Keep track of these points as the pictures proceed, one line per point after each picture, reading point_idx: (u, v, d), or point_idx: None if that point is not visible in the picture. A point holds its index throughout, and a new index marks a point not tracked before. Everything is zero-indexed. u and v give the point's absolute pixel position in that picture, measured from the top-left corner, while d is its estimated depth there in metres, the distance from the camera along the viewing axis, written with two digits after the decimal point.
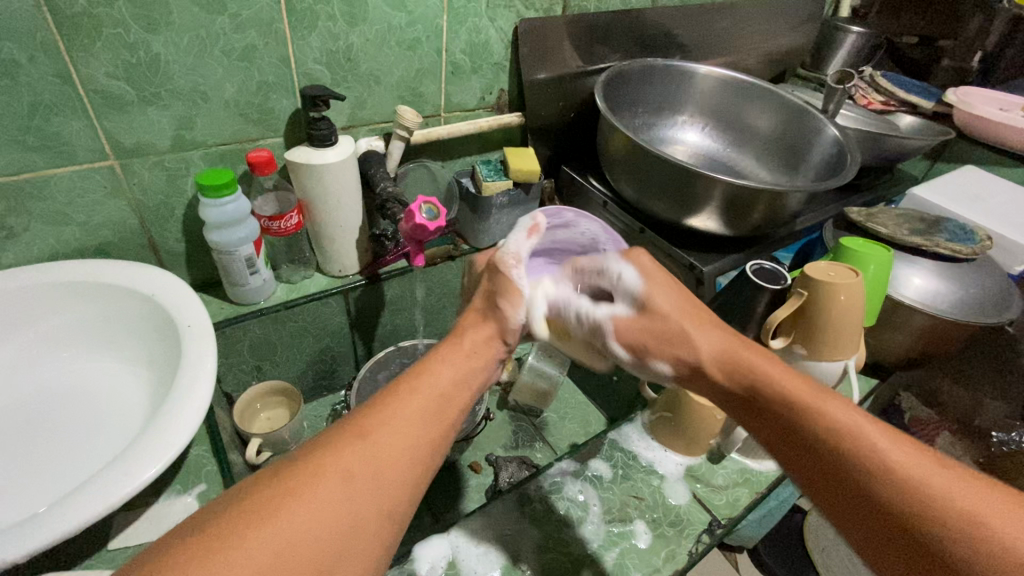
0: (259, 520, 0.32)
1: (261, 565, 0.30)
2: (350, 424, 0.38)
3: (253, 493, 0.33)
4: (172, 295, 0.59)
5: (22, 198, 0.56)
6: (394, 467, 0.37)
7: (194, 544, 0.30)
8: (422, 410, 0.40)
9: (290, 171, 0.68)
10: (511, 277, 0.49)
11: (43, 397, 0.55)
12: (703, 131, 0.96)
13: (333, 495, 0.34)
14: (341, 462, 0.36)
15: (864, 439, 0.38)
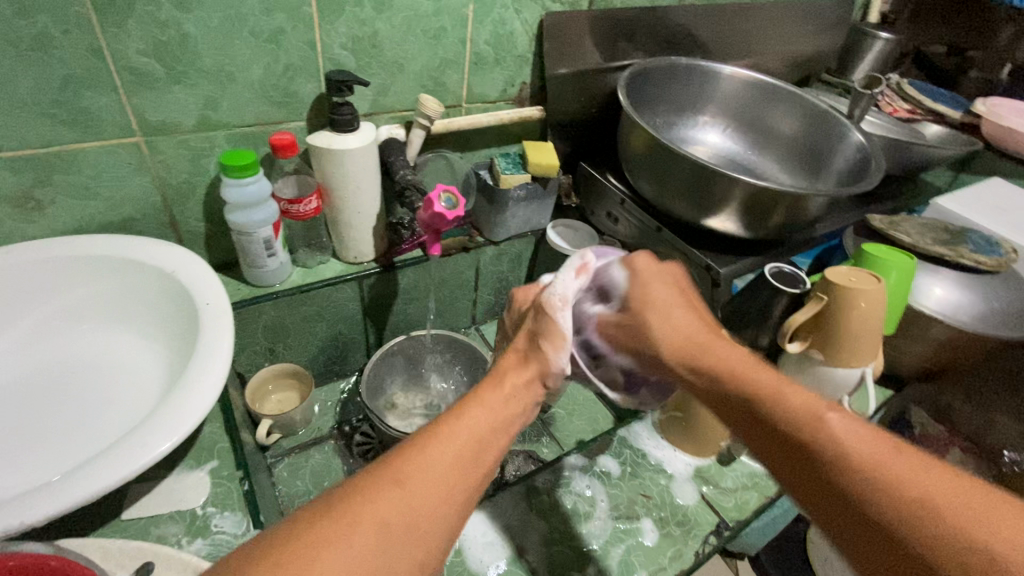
0: (293, 571, 0.30)
1: None
2: (389, 465, 0.37)
3: (286, 541, 0.31)
4: (191, 273, 0.59)
5: (51, 171, 0.57)
6: (430, 515, 0.36)
7: None
8: (460, 457, 0.39)
9: (312, 155, 0.68)
10: (557, 321, 0.47)
11: (62, 367, 0.56)
12: (725, 131, 0.95)
13: (369, 543, 0.33)
14: (378, 510, 0.34)
15: (820, 427, 0.38)
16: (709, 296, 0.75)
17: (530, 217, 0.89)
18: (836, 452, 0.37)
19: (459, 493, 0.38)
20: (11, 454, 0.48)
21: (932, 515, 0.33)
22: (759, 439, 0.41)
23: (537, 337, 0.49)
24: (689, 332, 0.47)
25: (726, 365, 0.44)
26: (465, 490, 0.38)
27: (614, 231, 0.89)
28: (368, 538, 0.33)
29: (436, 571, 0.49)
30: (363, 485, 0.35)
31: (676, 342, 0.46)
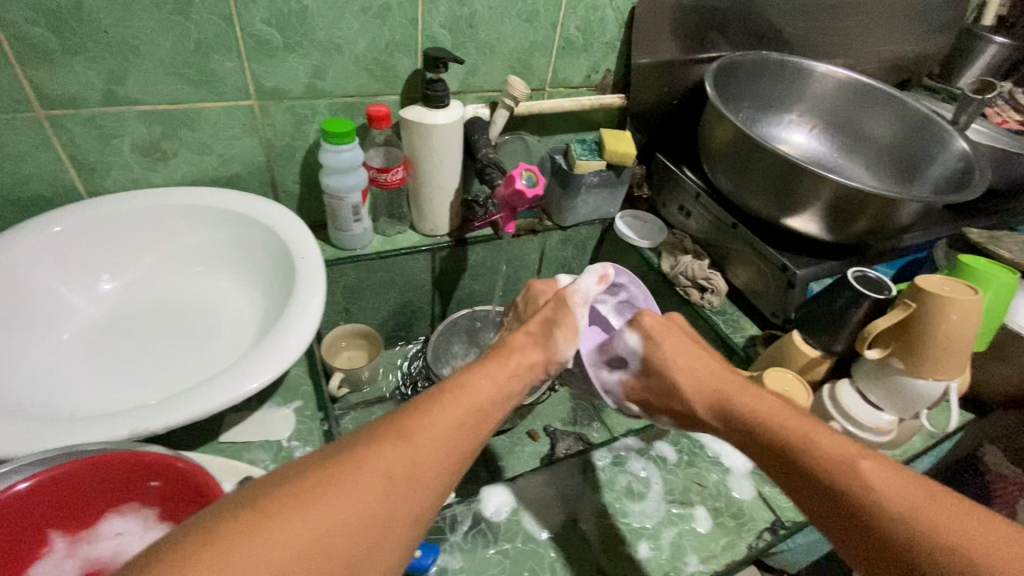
0: (299, 503, 0.31)
1: (298, 550, 0.29)
2: (395, 420, 0.38)
3: (296, 478, 0.32)
4: (289, 228, 0.64)
5: (179, 125, 0.63)
6: (433, 468, 0.37)
7: (241, 521, 0.29)
8: (461, 421, 0.40)
9: (402, 128, 0.72)
10: (574, 316, 0.57)
11: (173, 303, 0.62)
12: (812, 132, 0.91)
13: (375, 490, 0.33)
14: (386, 460, 0.35)
15: (846, 466, 0.39)
16: (781, 297, 0.74)
17: (600, 205, 0.90)
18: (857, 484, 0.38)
19: (457, 456, 0.39)
20: (133, 372, 0.55)
21: (942, 540, 0.35)
22: (783, 474, 0.43)
23: (553, 326, 0.55)
24: (712, 380, 0.51)
25: (750, 406, 0.47)
26: (463, 451, 0.40)
27: (685, 225, 0.88)
28: (373, 486, 0.33)
29: (494, 525, 0.51)
30: (370, 437, 0.36)
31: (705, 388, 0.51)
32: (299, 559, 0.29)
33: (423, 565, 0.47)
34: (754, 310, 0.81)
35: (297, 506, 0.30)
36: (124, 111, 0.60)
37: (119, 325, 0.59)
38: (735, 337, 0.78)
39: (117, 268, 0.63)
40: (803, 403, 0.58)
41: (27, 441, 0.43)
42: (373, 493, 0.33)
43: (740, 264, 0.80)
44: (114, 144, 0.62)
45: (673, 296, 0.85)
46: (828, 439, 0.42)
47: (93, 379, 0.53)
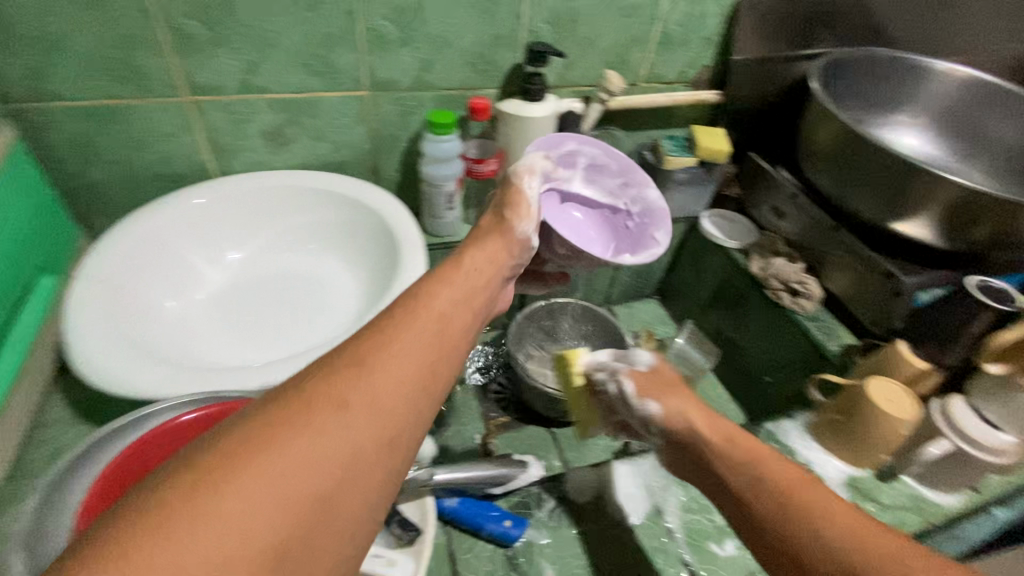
0: (249, 451, 0.28)
1: (260, 497, 0.27)
2: (347, 351, 0.35)
3: (242, 427, 0.30)
4: (393, 212, 0.68)
5: (300, 113, 0.69)
6: (397, 388, 0.35)
7: (187, 480, 0.27)
8: (418, 339, 0.38)
9: (499, 121, 0.74)
10: (522, 189, 0.56)
11: (285, 275, 0.68)
12: (923, 134, 0.85)
13: (335, 421, 0.31)
14: (341, 390, 0.32)
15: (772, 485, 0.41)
16: (884, 305, 0.70)
17: (687, 203, 0.89)
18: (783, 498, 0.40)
19: (420, 369, 0.37)
20: (255, 333, 0.60)
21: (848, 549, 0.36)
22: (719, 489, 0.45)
23: (504, 209, 0.56)
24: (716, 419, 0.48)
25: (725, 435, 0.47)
26: (431, 365, 0.38)
27: (778, 227, 0.85)
28: (331, 419, 0.31)
29: (576, 507, 0.54)
30: (318, 371, 0.33)
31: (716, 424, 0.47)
32: (265, 509, 0.27)
33: (512, 535, 0.49)
34: (853, 319, 0.76)
35: (249, 452, 0.28)
36: (256, 98, 0.66)
37: (241, 292, 0.65)
38: (829, 344, 0.74)
39: (242, 241, 0.69)
40: (910, 416, 0.55)
41: (175, 386, 0.49)
42: (333, 426, 0.31)
43: (839, 269, 0.76)
44: (244, 129, 0.69)
45: (762, 299, 0.82)
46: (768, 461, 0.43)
47: (220, 338, 0.59)
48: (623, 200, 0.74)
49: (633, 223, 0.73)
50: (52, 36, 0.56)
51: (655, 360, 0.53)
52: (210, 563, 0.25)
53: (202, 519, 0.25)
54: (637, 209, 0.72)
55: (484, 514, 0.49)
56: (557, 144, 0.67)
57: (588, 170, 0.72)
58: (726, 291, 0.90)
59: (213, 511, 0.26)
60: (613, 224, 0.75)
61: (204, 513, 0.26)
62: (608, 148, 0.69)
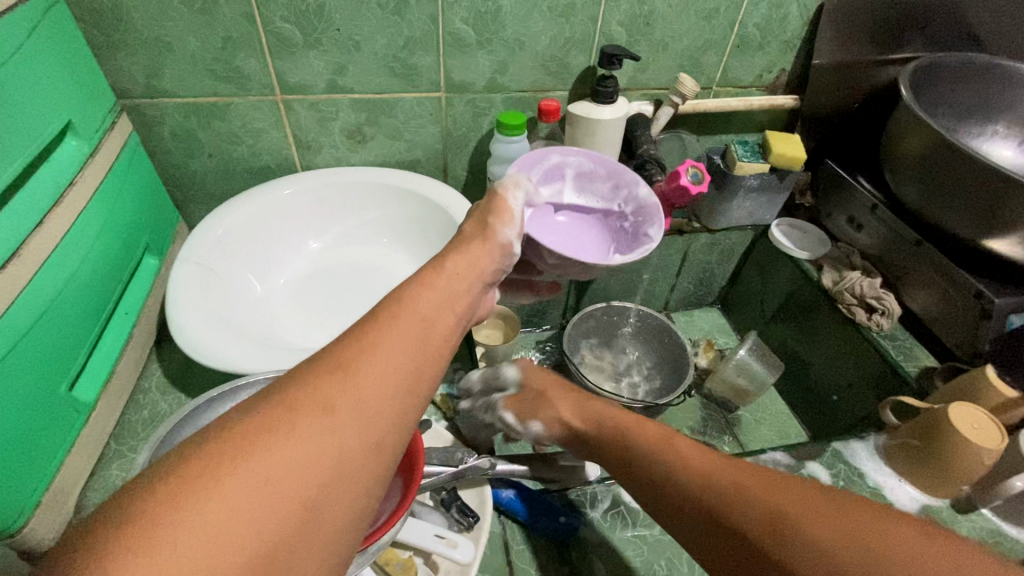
0: (232, 455, 0.29)
1: (243, 501, 0.28)
2: (334, 352, 0.35)
3: (225, 429, 0.30)
4: (461, 209, 0.71)
5: (380, 112, 0.73)
6: (386, 391, 0.35)
7: (172, 482, 0.27)
8: (407, 339, 0.38)
9: (569, 122, 0.75)
10: (506, 200, 0.58)
11: (361, 265, 0.72)
12: (1022, 146, 0.78)
13: (319, 425, 0.31)
14: (327, 393, 0.33)
15: (675, 464, 0.41)
16: (971, 327, 0.65)
17: (755, 211, 0.87)
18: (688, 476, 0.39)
19: (409, 368, 0.37)
20: (331, 318, 0.65)
21: (745, 508, 0.35)
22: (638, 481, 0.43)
23: (488, 218, 0.57)
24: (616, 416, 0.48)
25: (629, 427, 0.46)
26: (420, 366, 0.38)
27: (854, 239, 0.82)
28: (317, 422, 0.31)
29: (633, 509, 0.52)
30: (303, 372, 0.34)
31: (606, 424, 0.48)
32: (248, 510, 0.27)
33: (571, 527, 0.50)
34: (934, 340, 0.72)
35: (237, 457, 0.29)
36: (340, 97, 0.70)
37: (319, 280, 0.69)
38: (906, 365, 0.70)
39: (322, 230, 0.74)
40: (998, 446, 0.51)
41: (260, 362, 0.53)
42: (321, 429, 0.31)
43: (921, 287, 0.72)
44: (328, 126, 0.73)
45: (833, 313, 0.79)
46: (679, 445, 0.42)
47: (300, 320, 0.64)
48: (616, 202, 0.73)
49: (628, 223, 0.72)
50: (168, 38, 0.62)
51: (521, 370, 0.56)
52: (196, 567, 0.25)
53: (191, 521, 0.26)
54: (630, 209, 0.72)
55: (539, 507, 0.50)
56: (535, 153, 0.68)
57: (577, 178, 0.72)
58: (793, 303, 0.87)
59: (200, 515, 0.26)
60: (608, 228, 0.75)
61: (192, 518, 0.26)
62: (591, 152, 0.70)
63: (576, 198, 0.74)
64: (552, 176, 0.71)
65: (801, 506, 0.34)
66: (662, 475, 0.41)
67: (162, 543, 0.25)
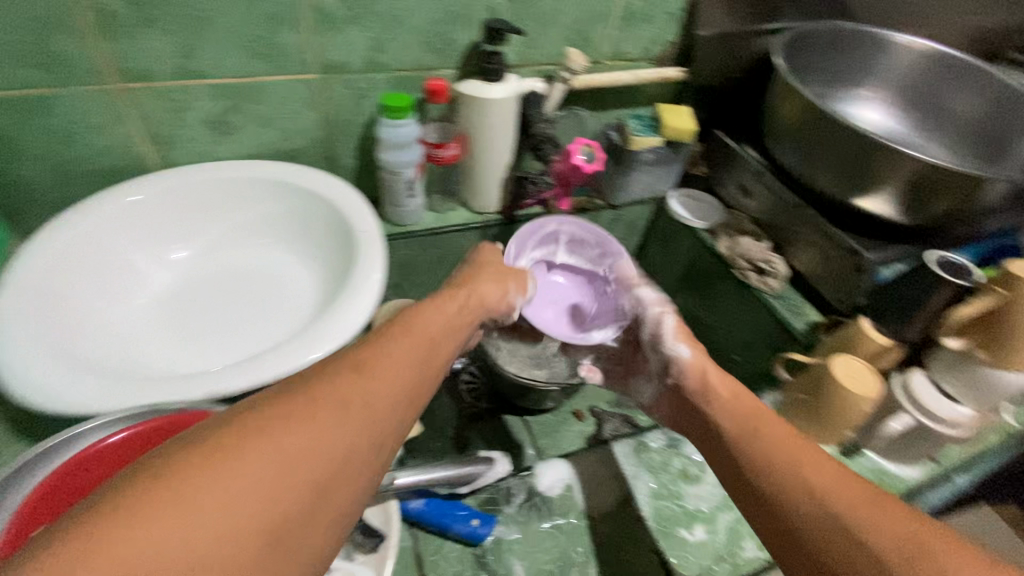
0: (255, 434, 0.30)
1: (262, 480, 0.29)
2: (348, 354, 0.37)
3: (250, 412, 0.31)
4: (347, 202, 0.66)
5: (244, 99, 0.65)
6: (393, 397, 0.37)
7: (196, 455, 0.28)
8: (413, 350, 0.41)
9: (458, 102, 0.71)
10: (530, 279, 0.61)
11: (240, 270, 0.65)
12: (884, 108, 0.85)
13: (336, 419, 0.33)
14: (342, 390, 0.34)
15: (759, 453, 0.43)
16: (848, 282, 0.70)
17: (654, 183, 0.88)
18: (776, 476, 0.41)
19: (415, 379, 0.39)
20: (204, 335, 0.58)
21: (826, 513, 0.38)
22: (721, 461, 0.47)
23: (508, 275, 0.58)
24: (740, 392, 0.50)
25: (726, 409, 0.49)
26: (421, 377, 0.40)
27: (744, 206, 0.85)
28: (331, 416, 0.33)
29: (548, 500, 0.52)
30: (323, 372, 0.35)
31: (739, 399, 0.49)
32: (265, 489, 0.28)
33: (480, 533, 0.47)
34: (817, 297, 0.77)
35: (255, 435, 0.30)
36: (194, 84, 0.62)
37: (191, 291, 0.62)
38: (797, 322, 0.74)
39: (188, 237, 0.65)
40: (873, 392, 0.56)
41: (110, 400, 0.46)
42: (334, 423, 0.33)
43: (805, 247, 0.76)
44: (184, 118, 0.64)
45: (730, 279, 0.82)
46: (772, 428, 0.45)
47: (167, 342, 0.56)
48: (601, 268, 0.76)
49: (609, 289, 0.73)
50: None
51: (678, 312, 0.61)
52: (212, 536, 0.26)
53: (215, 494, 0.27)
54: (611, 275, 0.73)
55: (451, 514, 0.48)
56: (534, 221, 0.75)
57: (570, 244, 0.77)
58: (695, 271, 0.90)
59: (219, 490, 0.27)
60: (594, 291, 0.77)
61: (208, 493, 0.27)
62: (581, 223, 0.75)
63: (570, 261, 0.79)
64: (546, 241, 0.77)
65: (875, 515, 0.37)
66: (769, 474, 0.42)
67: (180, 515, 0.26)
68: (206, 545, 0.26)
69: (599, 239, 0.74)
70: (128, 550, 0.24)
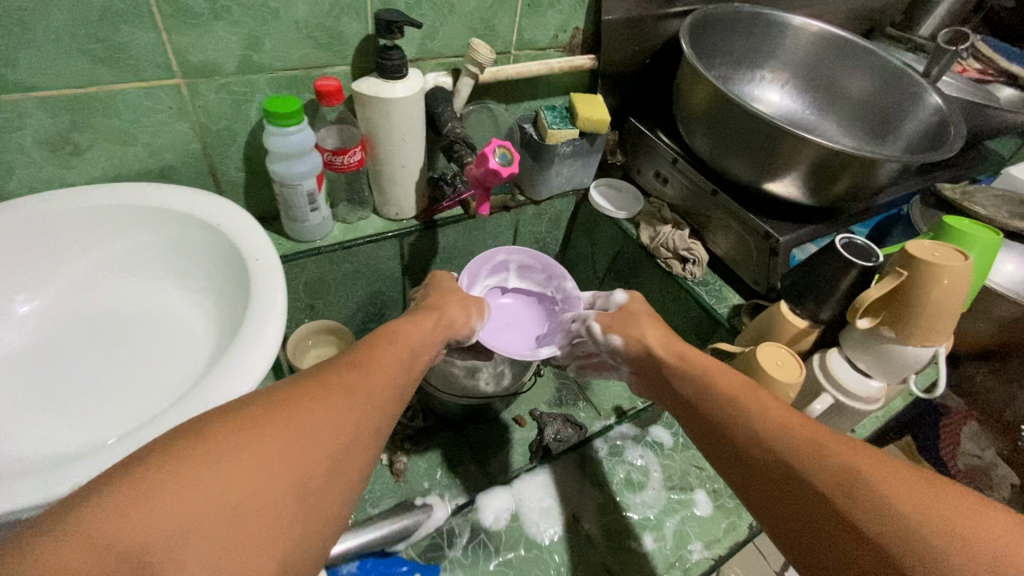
0: (273, 418, 0.36)
1: (278, 451, 0.34)
2: (343, 360, 0.45)
3: (270, 398, 0.37)
4: (237, 226, 0.58)
5: (91, 112, 0.54)
6: (382, 394, 0.45)
7: (226, 430, 0.34)
8: (396, 360, 0.50)
9: (356, 103, 0.64)
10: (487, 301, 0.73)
11: (111, 317, 0.55)
12: (784, 88, 0.87)
13: (340, 406, 0.40)
14: (343, 385, 0.42)
15: (719, 399, 0.48)
16: (765, 264, 0.72)
17: (574, 175, 0.86)
18: (734, 423, 0.45)
19: (395, 382, 0.47)
20: (67, 404, 0.48)
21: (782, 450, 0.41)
22: (683, 412, 0.52)
23: (472, 305, 0.69)
24: (678, 347, 0.57)
25: (685, 364, 0.55)
26: (400, 383, 0.48)
27: (662, 192, 0.85)
28: (335, 404, 0.40)
29: (494, 535, 0.49)
30: (326, 373, 0.42)
31: (685, 357, 0.56)
32: (282, 457, 0.34)
33: None
34: (737, 280, 0.79)
35: (274, 418, 0.36)
36: (18, 99, 0.50)
37: (49, 347, 0.52)
38: (719, 308, 0.76)
39: (38, 286, 0.54)
40: (797, 379, 0.57)
41: None
42: (337, 409, 0.39)
43: (721, 232, 0.78)
44: (13, 141, 0.52)
45: (655, 268, 0.83)
46: (724, 375, 0.51)
47: (16, 416, 0.46)
48: (550, 289, 0.80)
49: (559, 309, 0.79)
50: None
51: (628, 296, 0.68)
52: (241, 492, 0.32)
53: (241, 460, 0.32)
54: (561, 298, 0.78)
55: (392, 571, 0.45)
56: (483, 253, 0.77)
57: (520, 270, 0.80)
58: (620, 261, 0.90)
59: (252, 453, 0.33)
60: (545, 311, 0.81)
61: (239, 457, 0.32)
62: (528, 252, 0.78)
63: (521, 285, 0.82)
64: (498, 269, 0.80)
65: (820, 452, 0.39)
66: (731, 424, 0.46)
67: (220, 465, 0.31)
68: (239, 497, 0.31)
69: (546, 265, 0.78)
70: (181, 498, 0.29)
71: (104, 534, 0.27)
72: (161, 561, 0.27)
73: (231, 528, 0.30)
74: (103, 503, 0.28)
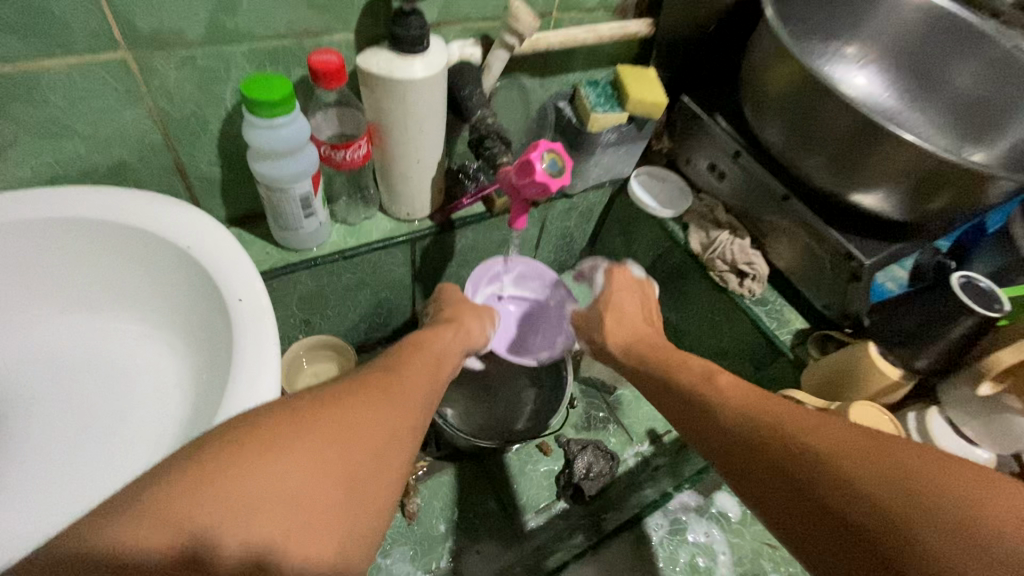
0: (326, 405, 0.31)
1: (332, 435, 0.30)
2: (380, 360, 0.41)
3: (316, 389, 0.33)
4: (213, 252, 0.44)
5: (5, 100, 0.39)
6: (426, 389, 0.40)
7: (274, 419, 0.29)
8: (429, 357, 0.45)
9: (362, 84, 0.50)
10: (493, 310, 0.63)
11: (63, 369, 0.45)
12: (865, 68, 0.74)
13: (391, 399, 0.35)
14: (385, 377, 0.37)
15: (700, 383, 0.44)
16: (841, 289, 0.62)
17: (614, 164, 0.74)
18: (711, 401, 0.42)
19: (435, 379, 0.42)
20: (2, 494, 0.39)
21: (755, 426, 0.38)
22: (654, 395, 0.48)
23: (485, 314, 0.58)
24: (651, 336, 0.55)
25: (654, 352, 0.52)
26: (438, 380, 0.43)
27: (716, 189, 0.73)
28: (385, 395, 0.35)
29: None
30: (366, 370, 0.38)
31: (656, 350, 0.52)
32: (338, 442, 0.30)
33: None
34: (801, 299, 0.69)
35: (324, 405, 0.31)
36: None
37: None
38: (781, 334, 0.66)
39: None
40: None
41: None
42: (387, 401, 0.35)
43: (786, 243, 0.67)
44: None
45: (705, 281, 0.72)
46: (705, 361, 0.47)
47: None
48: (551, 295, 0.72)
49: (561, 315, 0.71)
50: None
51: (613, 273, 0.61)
52: (300, 478, 0.27)
53: (295, 444, 0.28)
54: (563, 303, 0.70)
55: None
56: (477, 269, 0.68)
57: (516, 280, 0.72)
58: (661, 266, 0.79)
59: (305, 438, 0.28)
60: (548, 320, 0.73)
61: (294, 442, 0.28)
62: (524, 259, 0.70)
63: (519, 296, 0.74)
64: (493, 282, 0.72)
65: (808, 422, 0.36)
66: (710, 403, 0.42)
67: (270, 459, 0.27)
68: (292, 483, 0.27)
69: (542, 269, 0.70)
70: (234, 486, 0.25)
71: (171, 508, 0.24)
72: (222, 543, 0.24)
73: (290, 512, 0.26)
74: (157, 494, 0.24)
